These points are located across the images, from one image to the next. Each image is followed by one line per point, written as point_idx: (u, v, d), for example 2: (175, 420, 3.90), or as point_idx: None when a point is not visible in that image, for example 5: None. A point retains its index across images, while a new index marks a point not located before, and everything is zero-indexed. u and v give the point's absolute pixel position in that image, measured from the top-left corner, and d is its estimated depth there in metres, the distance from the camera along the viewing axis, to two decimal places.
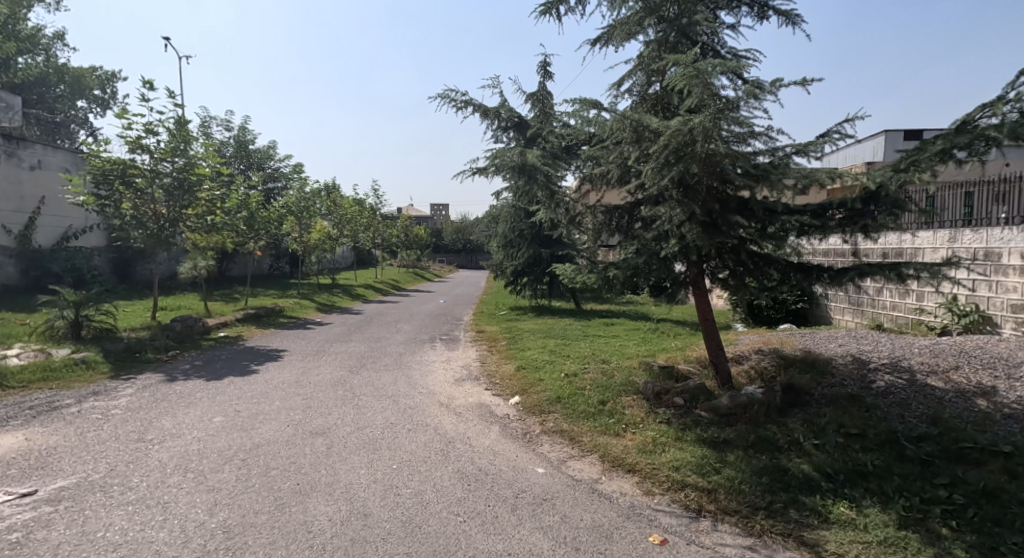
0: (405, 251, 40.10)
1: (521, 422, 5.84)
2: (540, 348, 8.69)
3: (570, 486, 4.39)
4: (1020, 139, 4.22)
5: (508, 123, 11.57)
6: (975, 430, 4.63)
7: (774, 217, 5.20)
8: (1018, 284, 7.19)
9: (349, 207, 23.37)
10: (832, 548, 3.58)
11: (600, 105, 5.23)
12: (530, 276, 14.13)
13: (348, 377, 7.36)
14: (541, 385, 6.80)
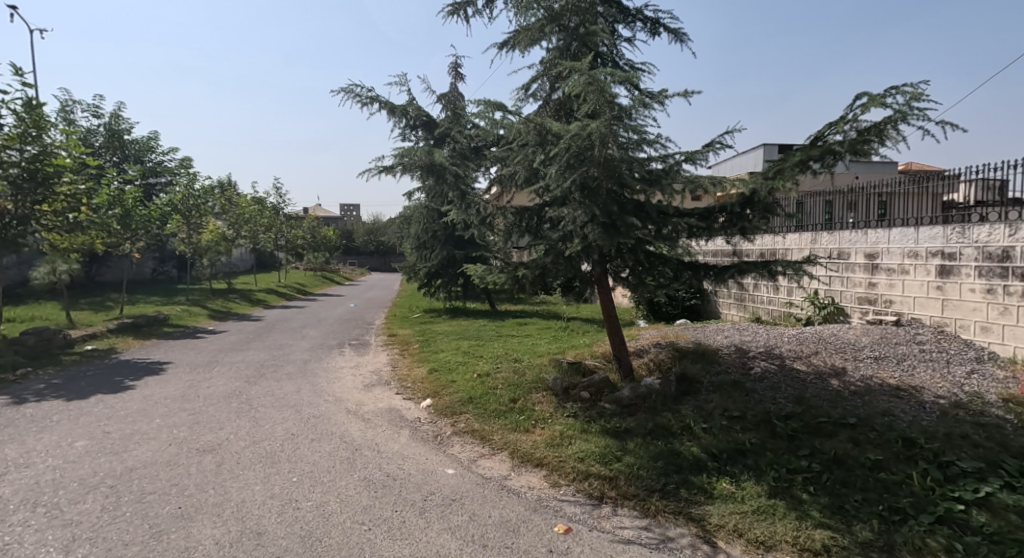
0: (311, 253, 38.90)
1: (432, 424, 6.01)
2: (453, 350, 8.88)
3: (480, 485, 4.62)
4: (859, 154, 4.90)
5: (416, 121, 11.65)
6: (830, 406, 5.31)
7: (667, 220, 5.65)
8: (863, 279, 8.21)
9: (245, 206, 22.42)
10: (715, 520, 4.00)
11: (504, 107, 5.48)
12: (444, 278, 14.23)
13: (244, 387, 7.23)
14: (453, 386, 6.99)
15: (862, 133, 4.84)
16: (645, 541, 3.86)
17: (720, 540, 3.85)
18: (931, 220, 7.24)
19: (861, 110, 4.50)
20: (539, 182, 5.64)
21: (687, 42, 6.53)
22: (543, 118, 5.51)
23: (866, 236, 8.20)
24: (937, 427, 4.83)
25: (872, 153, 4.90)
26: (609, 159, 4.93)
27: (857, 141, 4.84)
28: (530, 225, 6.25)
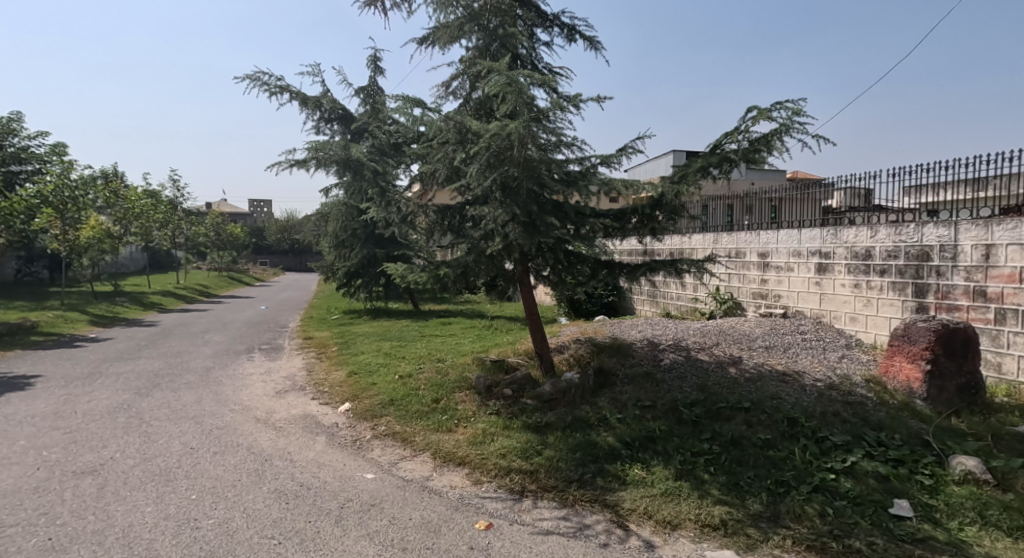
0: (216, 252, 37.04)
1: (351, 428, 5.99)
2: (374, 352, 8.87)
3: (400, 487, 4.65)
4: (752, 163, 5.38)
5: (331, 114, 11.45)
6: (729, 392, 5.79)
7: (585, 220, 5.94)
8: (756, 276, 9.01)
9: (136, 200, 20.95)
10: (627, 505, 4.28)
11: (424, 104, 5.48)
12: (363, 278, 14.10)
13: (134, 400, 6.88)
14: (374, 389, 7.00)
15: (754, 144, 5.31)
16: (563, 530, 4.06)
17: (632, 523, 4.12)
18: (817, 224, 8.03)
19: (751, 123, 4.94)
20: (458, 181, 5.75)
21: (601, 50, 6.87)
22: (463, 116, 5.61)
23: (758, 236, 9.01)
24: (816, 407, 5.40)
25: (763, 162, 5.39)
26: (527, 159, 5.12)
27: (750, 150, 5.31)
28: (452, 224, 6.32)
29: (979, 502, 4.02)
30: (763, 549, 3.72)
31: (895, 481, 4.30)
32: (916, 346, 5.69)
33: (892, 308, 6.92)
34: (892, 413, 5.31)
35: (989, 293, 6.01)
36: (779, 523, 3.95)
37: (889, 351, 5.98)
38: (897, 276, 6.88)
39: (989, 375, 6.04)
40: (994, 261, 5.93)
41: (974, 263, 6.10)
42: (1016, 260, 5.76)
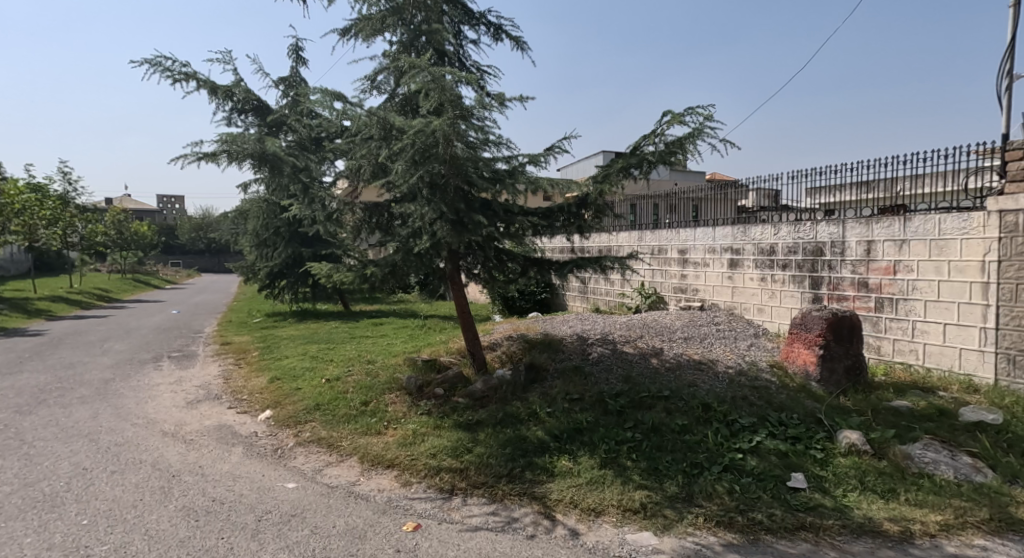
0: (120, 252, 34.68)
1: (271, 437, 5.64)
2: (299, 356, 8.60)
3: (324, 495, 4.51)
4: (667, 163, 5.64)
5: (246, 105, 11.03)
6: (651, 381, 6.07)
7: (513, 217, 6.06)
8: (676, 271, 9.47)
9: (16, 196, 19.11)
10: (554, 496, 4.41)
11: (345, 98, 5.08)
12: (287, 279, 13.69)
13: (14, 420, 6.09)
14: (298, 394, 6.67)
15: (669, 146, 5.56)
16: (492, 525, 4.14)
17: (558, 513, 4.25)
18: (732, 222, 8.50)
19: (666, 126, 5.18)
20: (384, 178, 5.68)
21: (527, 50, 6.98)
22: (387, 112, 5.54)
23: (678, 233, 9.45)
24: (727, 393, 5.75)
25: (679, 163, 5.66)
26: (454, 157, 5.18)
27: (667, 152, 5.57)
28: (380, 222, 6.26)
29: (861, 470, 4.48)
30: (678, 528, 3.95)
31: (794, 457, 4.69)
32: (811, 333, 6.14)
33: (793, 299, 7.62)
34: (792, 395, 5.73)
35: (871, 284, 6.79)
36: (693, 502, 4.21)
37: (790, 338, 6.41)
38: (796, 270, 7.59)
39: (872, 357, 6.81)
40: (874, 255, 6.74)
41: (859, 258, 6.89)
42: (891, 254, 6.60)
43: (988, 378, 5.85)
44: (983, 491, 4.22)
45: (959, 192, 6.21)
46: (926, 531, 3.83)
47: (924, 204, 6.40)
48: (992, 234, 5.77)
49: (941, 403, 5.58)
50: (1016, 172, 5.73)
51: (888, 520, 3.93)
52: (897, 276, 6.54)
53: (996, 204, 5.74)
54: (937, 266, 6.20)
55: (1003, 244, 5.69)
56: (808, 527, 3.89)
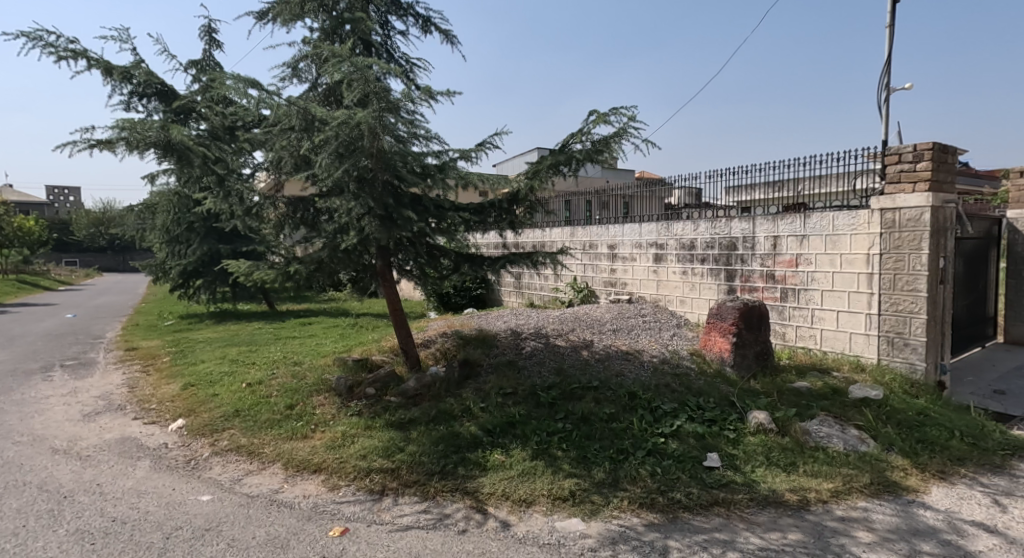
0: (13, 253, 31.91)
1: (184, 448, 5.32)
2: (217, 360, 8.17)
3: (243, 505, 4.31)
4: (594, 162, 5.71)
5: (149, 90, 10.37)
6: (581, 373, 6.17)
7: (444, 214, 5.98)
8: (606, 266, 9.63)
9: None
10: (486, 489, 4.38)
11: (261, 85, 4.82)
12: (203, 279, 12.98)
13: None
14: (214, 401, 6.33)
15: (596, 144, 5.63)
16: (422, 523, 4.07)
17: (490, 506, 4.22)
18: (657, 219, 8.77)
19: (592, 125, 5.26)
20: (307, 171, 5.47)
21: (456, 44, 6.92)
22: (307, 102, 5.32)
23: (609, 229, 9.61)
24: (651, 380, 5.92)
25: (606, 161, 5.73)
26: (380, 150, 5.04)
27: (594, 151, 5.63)
28: (305, 217, 6.04)
29: (766, 446, 4.78)
30: (604, 512, 4.05)
31: (710, 438, 4.92)
32: (726, 321, 6.37)
33: (711, 291, 7.92)
34: (709, 381, 5.96)
35: (777, 276, 7.21)
36: (619, 487, 4.32)
37: (707, 327, 6.60)
38: (713, 264, 7.89)
39: (778, 343, 7.23)
40: (779, 249, 7.15)
41: (767, 251, 7.29)
42: (794, 248, 7.02)
43: (872, 358, 6.33)
44: (866, 459, 4.66)
45: (851, 192, 6.61)
46: (819, 498, 4.18)
47: (820, 203, 6.92)
48: (876, 230, 6.23)
49: (834, 382, 6.01)
50: (893, 175, 6.12)
51: (789, 491, 4.25)
52: (799, 268, 6.98)
53: (879, 203, 6.17)
54: (832, 259, 6.66)
55: (884, 238, 6.15)
56: (721, 503, 4.12)
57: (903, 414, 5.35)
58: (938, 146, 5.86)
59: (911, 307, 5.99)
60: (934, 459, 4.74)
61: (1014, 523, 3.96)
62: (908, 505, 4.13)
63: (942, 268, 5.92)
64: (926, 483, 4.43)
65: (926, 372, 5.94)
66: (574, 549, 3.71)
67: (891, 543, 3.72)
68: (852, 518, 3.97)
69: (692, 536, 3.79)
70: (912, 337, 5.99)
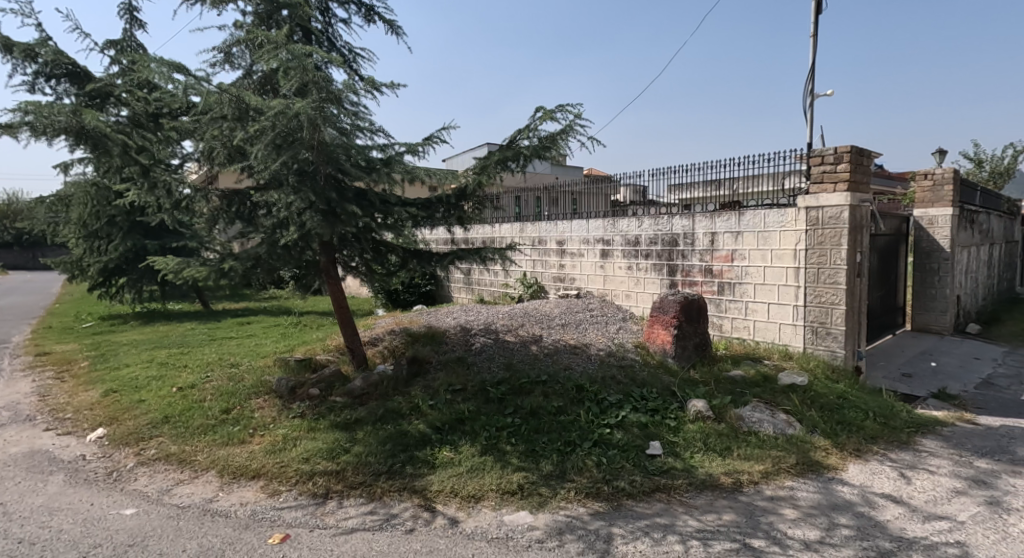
0: None
1: (105, 459, 4.98)
2: (144, 364, 7.71)
3: (173, 517, 4.05)
4: (541, 158, 5.66)
5: (58, 70, 9.65)
6: (530, 367, 6.12)
7: (391, 209, 5.75)
8: (556, 261, 9.61)
9: None
10: (434, 487, 4.25)
11: (188, 70, 4.53)
12: (127, 276, 12.28)
13: None
14: (141, 408, 5.95)
15: (543, 140, 5.57)
16: (369, 525, 3.91)
17: (438, 504, 4.10)
18: (604, 216, 8.78)
19: (539, 122, 5.22)
20: (242, 162, 5.18)
21: (401, 35, 6.74)
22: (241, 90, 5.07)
23: (557, 225, 9.58)
24: (598, 373, 5.92)
25: (553, 157, 5.69)
26: (321, 142, 4.82)
27: (541, 147, 5.58)
28: (241, 212, 5.69)
29: (704, 432, 4.84)
30: (552, 504, 4.00)
31: (653, 427, 4.95)
32: (667, 315, 6.42)
33: (655, 285, 8.01)
34: (653, 372, 6.01)
35: (714, 270, 7.35)
36: (566, 478, 4.29)
37: (651, 320, 6.63)
38: (657, 259, 7.98)
39: (715, 335, 7.37)
40: (716, 245, 7.28)
41: (705, 247, 7.42)
42: (729, 244, 7.17)
43: (799, 347, 6.54)
44: (793, 441, 4.80)
45: (779, 192, 6.77)
46: (751, 479, 4.26)
47: (752, 201, 7.00)
48: (802, 227, 6.44)
49: (765, 370, 6.17)
50: (817, 175, 6.33)
51: (724, 474, 4.32)
52: (734, 263, 7.13)
53: (804, 202, 6.39)
54: (763, 254, 6.84)
55: (809, 235, 6.37)
56: (662, 489, 4.15)
57: (825, 398, 5.54)
58: (855, 149, 6.07)
59: (832, 299, 6.24)
60: (851, 438, 4.92)
61: (918, 494, 4.13)
62: (828, 482, 4.27)
63: (859, 262, 6.17)
64: (844, 461, 4.60)
65: (846, 357, 6.18)
66: (522, 541, 3.64)
67: (813, 518, 3.82)
68: (779, 496, 4.07)
69: (635, 522, 3.79)
70: (833, 326, 6.23)
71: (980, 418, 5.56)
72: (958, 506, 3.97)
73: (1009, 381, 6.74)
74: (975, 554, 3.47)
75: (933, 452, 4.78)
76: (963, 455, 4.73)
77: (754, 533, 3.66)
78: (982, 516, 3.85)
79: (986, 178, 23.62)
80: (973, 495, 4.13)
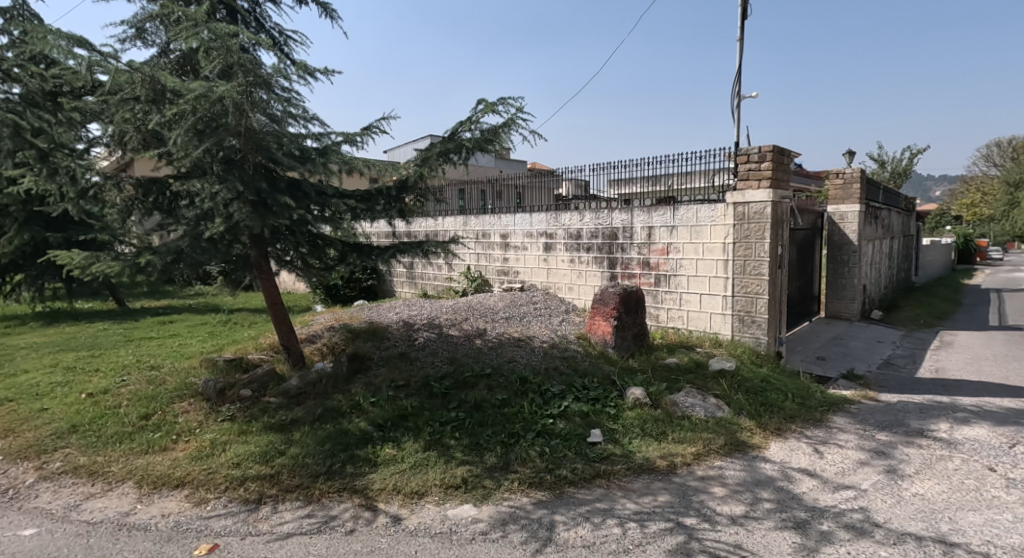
0: None
1: (3, 476, 4.52)
2: (49, 369, 7.12)
3: (82, 534, 3.70)
4: (483, 151, 5.51)
5: None
6: (473, 361, 5.97)
7: (327, 200, 5.44)
8: (499, 255, 9.48)
9: None
10: (376, 485, 4.04)
11: (93, 46, 4.11)
12: (27, 272, 11.41)
13: None
14: (45, 417, 5.46)
15: (486, 134, 5.42)
16: (306, 528, 3.68)
17: (380, 502, 3.90)
18: (548, 209, 8.69)
19: (481, 115, 5.07)
20: (159, 149, 4.78)
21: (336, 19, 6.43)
22: (155, 70, 4.66)
23: (501, 218, 9.45)
24: (541, 364, 5.84)
25: (495, 150, 5.55)
26: (249, 129, 4.50)
27: (483, 140, 5.42)
28: (159, 203, 5.28)
29: (641, 419, 4.83)
30: (496, 496, 3.88)
31: (594, 415, 4.91)
32: (607, 307, 6.39)
33: (596, 278, 8.00)
34: (594, 362, 5.98)
35: (651, 263, 7.39)
36: (510, 469, 4.17)
37: (592, 312, 6.57)
38: (597, 252, 7.97)
39: (652, 325, 7.43)
40: (653, 238, 7.32)
41: (642, 241, 7.45)
42: (665, 237, 7.22)
43: (727, 335, 6.67)
44: (721, 423, 4.85)
45: (710, 188, 6.94)
46: (684, 461, 4.27)
47: (686, 196, 7.11)
48: (730, 222, 6.54)
49: (698, 357, 6.24)
50: (743, 173, 6.41)
51: (660, 457, 4.31)
52: (669, 256, 7.18)
53: (732, 198, 6.49)
54: (695, 247, 6.92)
55: (737, 229, 6.49)
56: (602, 475, 4.09)
57: (750, 381, 5.64)
58: (777, 148, 6.20)
59: (757, 289, 6.39)
60: (774, 418, 5.02)
61: (829, 466, 4.24)
62: (752, 461, 4.33)
63: (780, 255, 6.40)
64: (767, 440, 4.67)
65: (768, 344, 6.36)
66: (465, 534, 3.50)
67: (740, 495, 3.85)
68: (709, 476, 4.09)
69: (576, 509, 3.72)
70: (758, 314, 6.40)
71: (881, 395, 5.80)
72: (861, 475, 4.10)
73: (907, 361, 7.08)
74: (875, 518, 3.57)
75: (842, 428, 4.93)
76: (867, 429, 4.89)
77: (687, 512, 3.65)
78: (882, 483, 3.98)
79: (887, 177, 25.05)
80: (874, 464, 4.26)
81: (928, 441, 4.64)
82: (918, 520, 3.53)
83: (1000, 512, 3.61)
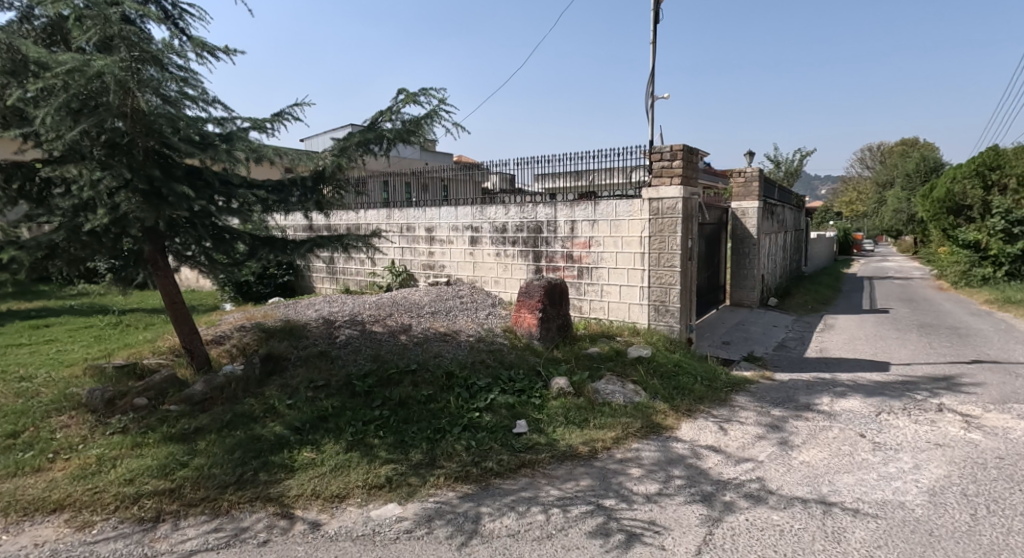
0: None
1: None
2: None
3: None
4: (404, 142, 5.56)
5: None
6: (397, 357, 6.02)
7: (233, 190, 5.26)
8: (424, 249, 9.51)
9: None
10: (292, 492, 4.04)
11: None
12: None
13: None
14: None
15: (406, 124, 5.48)
16: (212, 544, 3.63)
17: (298, 509, 3.91)
18: (472, 203, 8.80)
19: (401, 105, 5.14)
20: (23, 129, 4.51)
21: None
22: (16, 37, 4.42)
23: (426, 212, 9.48)
24: (467, 358, 5.98)
25: (415, 141, 5.62)
26: (134, 109, 4.34)
27: (404, 131, 5.48)
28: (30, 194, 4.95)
29: (565, 407, 5.07)
30: (421, 492, 3.99)
31: (519, 406, 5.10)
32: (533, 299, 6.60)
33: (521, 271, 8.22)
34: (518, 353, 6.18)
35: (574, 256, 7.67)
36: (435, 465, 4.29)
37: (517, 304, 6.76)
38: (522, 246, 8.17)
39: (575, 316, 7.72)
40: (575, 232, 7.60)
41: (566, 234, 7.71)
42: (587, 231, 7.51)
43: (644, 323, 7.05)
44: (639, 408, 5.15)
45: (627, 184, 7.29)
46: (604, 445, 4.54)
47: (607, 192, 7.47)
48: (646, 216, 6.91)
49: (617, 345, 6.55)
50: (657, 170, 6.79)
51: (581, 444, 4.55)
52: (590, 250, 7.49)
53: (647, 194, 6.83)
54: (614, 241, 7.25)
55: (651, 224, 6.85)
56: (527, 464, 4.28)
57: (664, 366, 6.01)
58: (687, 148, 6.61)
59: (670, 279, 6.78)
60: (684, 400, 5.39)
61: (732, 442, 4.62)
62: (666, 441, 4.65)
63: (690, 247, 6.80)
64: (679, 421, 5.02)
65: (680, 331, 6.77)
66: (389, 534, 3.59)
67: (655, 474, 4.15)
68: (627, 458, 4.37)
69: (501, 499, 3.89)
70: (671, 303, 6.80)
71: (777, 374, 6.32)
72: (759, 448, 4.50)
73: (798, 343, 7.73)
74: (770, 486, 3.94)
75: (743, 406, 5.36)
76: (764, 406, 5.34)
77: (606, 494, 3.89)
78: (776, 454, 4.39)
79: (782, 177, 26.81)
80: (769, 438, 4.68)
81: (813, 414, 5.13)
82: (804, 485, 3.93)
83: (868, 472, 4.07)
